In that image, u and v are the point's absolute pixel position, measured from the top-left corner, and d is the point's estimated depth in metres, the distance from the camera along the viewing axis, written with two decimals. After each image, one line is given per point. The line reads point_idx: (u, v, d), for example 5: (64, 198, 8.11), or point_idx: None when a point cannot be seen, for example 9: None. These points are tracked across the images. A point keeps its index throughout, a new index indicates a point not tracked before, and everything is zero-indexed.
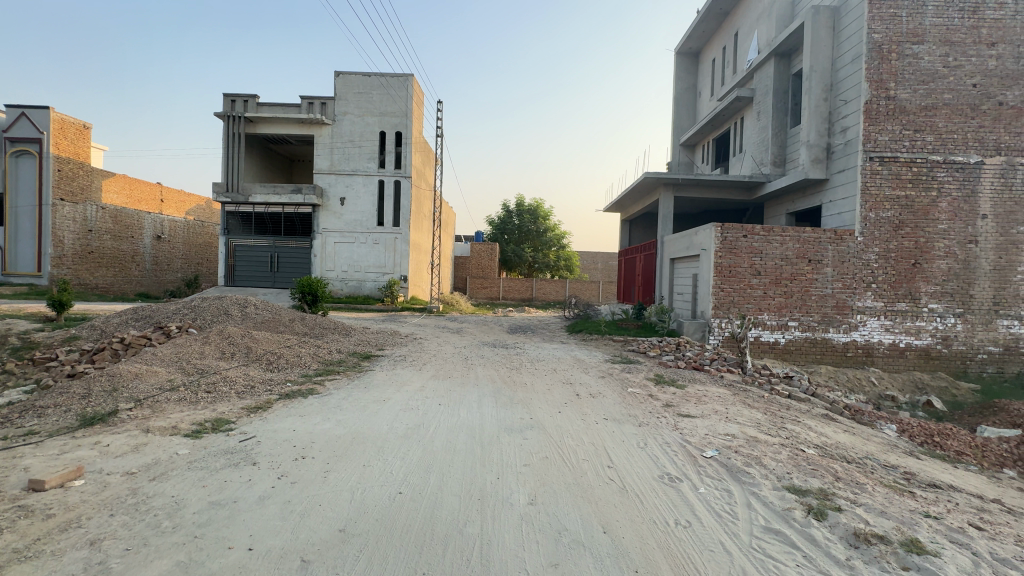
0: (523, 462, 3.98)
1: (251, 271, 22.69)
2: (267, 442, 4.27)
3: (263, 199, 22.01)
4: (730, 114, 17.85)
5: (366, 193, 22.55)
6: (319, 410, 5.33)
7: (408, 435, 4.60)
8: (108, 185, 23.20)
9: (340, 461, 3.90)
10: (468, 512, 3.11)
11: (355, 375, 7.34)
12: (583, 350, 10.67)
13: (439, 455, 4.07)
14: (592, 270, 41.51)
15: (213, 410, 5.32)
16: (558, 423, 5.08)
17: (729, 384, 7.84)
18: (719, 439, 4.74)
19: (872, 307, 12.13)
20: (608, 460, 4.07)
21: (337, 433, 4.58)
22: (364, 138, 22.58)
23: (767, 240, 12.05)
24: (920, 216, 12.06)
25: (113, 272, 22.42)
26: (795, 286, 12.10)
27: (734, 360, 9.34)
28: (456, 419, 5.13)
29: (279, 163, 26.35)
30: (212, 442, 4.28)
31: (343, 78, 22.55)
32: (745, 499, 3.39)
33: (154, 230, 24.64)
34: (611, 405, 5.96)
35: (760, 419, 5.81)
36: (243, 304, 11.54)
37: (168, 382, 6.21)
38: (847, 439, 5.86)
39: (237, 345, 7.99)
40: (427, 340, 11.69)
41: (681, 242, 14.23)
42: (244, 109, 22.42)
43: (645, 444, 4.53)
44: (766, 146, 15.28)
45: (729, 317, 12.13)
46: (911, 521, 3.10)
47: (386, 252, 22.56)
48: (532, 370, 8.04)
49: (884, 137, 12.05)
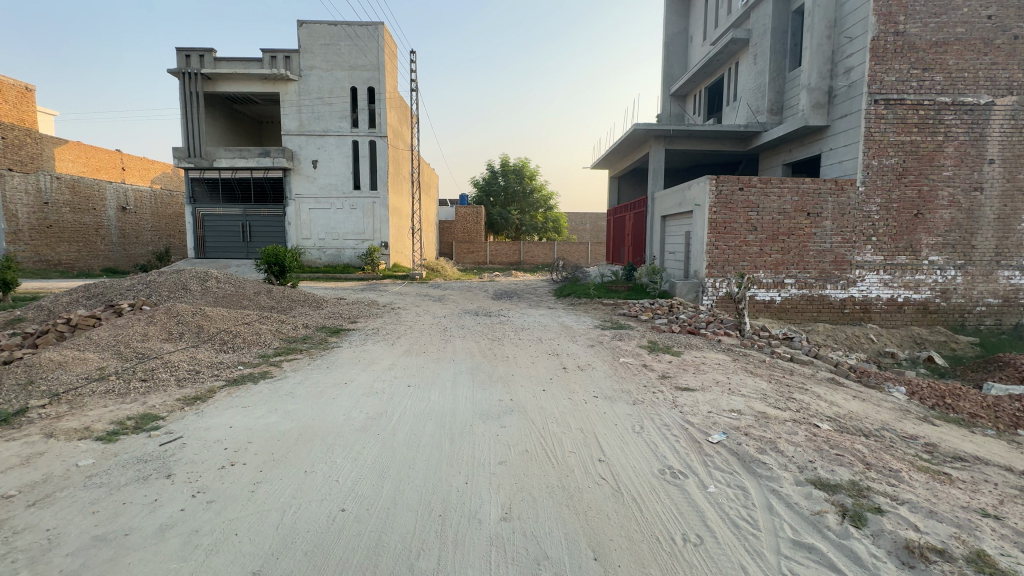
0: (497, 460, 3.33)
1: (222, 241, 21.46)
2: (193, 445, 3.58)
3: (228, 163, 20.63)
4: (725, 59, 16.69)
5: (339, 154, 21.17)
6: (266, 400, 4.61)
7: (365, 428, 3.93)
8: (62, 154, 21.74)
9: (277, 468, 3.23)
10: (425, 536, 2.48)
11: (318, 354, 6.60)
12: (571, 316, 10.02)
13: (400, 454, 3.43)
14: (580, 231, 40.82)
15: (142, 403, 4.60)
16: (542, 405, 4.46)
17: (727, 349, 7.26)
18: (725, 419, 4.14)
19: (872, 262, 11.60)
20: (599, 452, 3.45)
21: (283, 429, 3.89)
22: (333, 94, 20.98)
23: (764, 193, 11.31)
24: (925, 162, 11.36)
25: (77, 246, 21.07)
26: (793, 241, 11.48)
27: (731, 322, 8.76)
28: (425, 405, 4.46)
29: (245, 124, 24.66)
30: (127, 447, 3.58)
31: (308, 28, 20.75)
32: (765, 502, 2.80)
33: (117, 201, 23.07)
34: (601, 379, 5.36)
35: (765, 389, 5.28)
36: (203, 278, 10.59)
37: (98, 371, 5.41)
38: (858, 407, 5.32)
39: (187, 325, 7.15)
40: (405, 310, 10.96)
41: (673, 198, 13.41)
42: (201, 65, 20.62)
43: (641, 428, 3.92)
44: (763, 92, 14.30)
45: (725, 276, 11.53)
46: (970, 525, 2.53)
47: (364, 217, 21.41)
48: (515, 341, 7.36)
49: (891, 77, 11.17)
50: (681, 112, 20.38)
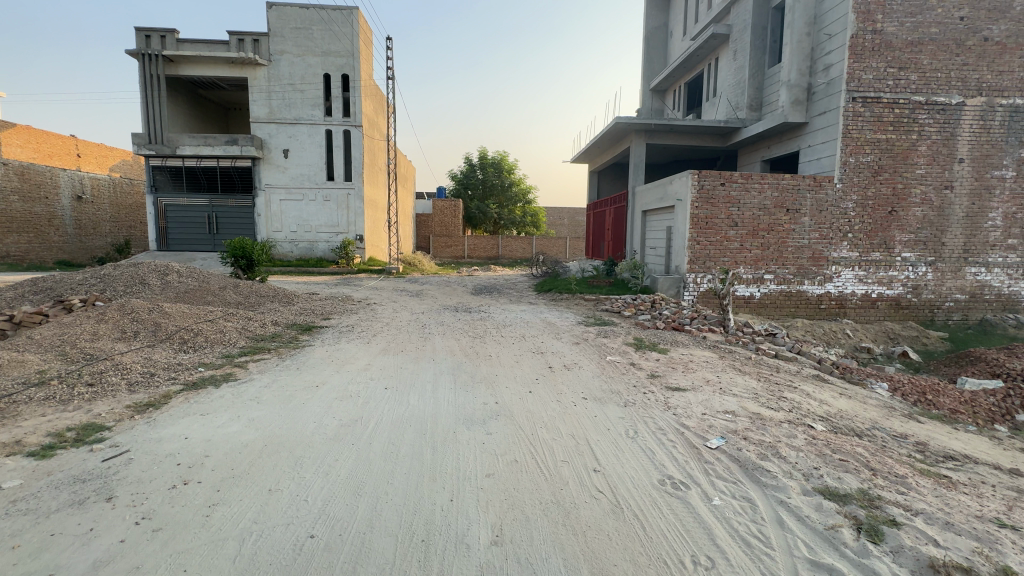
0: (485, 472, 3.06)
1: (187, 233, 20.45)
2: (141, 461, 3.18)
3: (192, 151, 19.61)
4: (705, 54, 16.66)
5: (311, 144, 20.38)
6: (227, 406, 4.21)
7: (338, 437, 3.59)
8: (8, 138, 20.13)
9: (238, 486, 2.89)
10: (406, 567, 2.19)
11: (288, 354, 6.17)
12: (554, 312, 9.80)
13: (377, 467, 3.12)
14: (558, 226, 40.76)
15: (87, 411, 4.13)
16: (529, 408, 4.20)
17: (712, 346, 7.15)
18: (720, 421, 3.96)
19: (848, 258, 11.75)
20: (593, 462, 3.21)
21: (246, 440, 3.52)
22: (305, 80, 20.15)
23: (746, 189, 11.29)
24: (899, 160, 11.54)
25: (28, 237, 19.76)
26: (773, 237, 11.52)
27: (715, 319, 8.69)
28: (403, 410, 4.14)
29: (211, 110, 23.53)
30: (63, 464, 3.15)
31: (278, 10, 19.84)
32: (775, 515, 2.61)
33: (73, 189, 21.62)
34: (589, 379, 5.13)
35: (755, 388, 5.15)
36: (163, 272, 9.93)
37: (37, 375, 4.88)
38: (847, 405, 5.24)
39: (143, 323, 6.61)
40: (381, 306, 10.53)
41: (654, 193, 13.31)
42: (162, 46, 19.49)
43: (635, 433, 3.70)
44: (743, 88, 14.32)
45: (706, 272, 11.49)
46: (990, 539, 2.40)
47: (338, 210, 20.70)
48: (497, 339, 7.08)
49: (869, 75, 11.28)
50: (661, 107, 20.36)
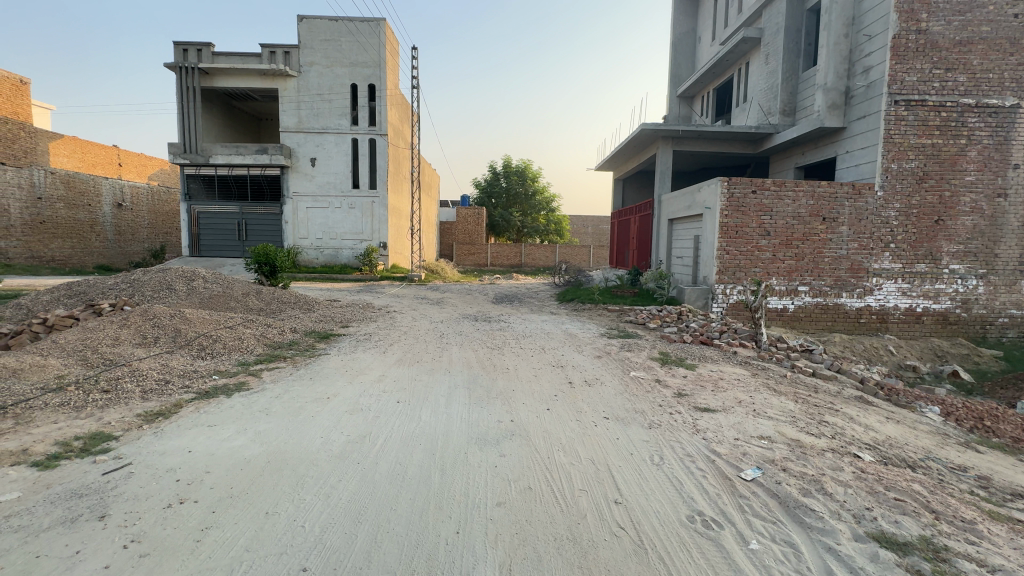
0: (495, 500, 2.82)
1: (218, 239, 20.99)
2: (141, 476, 3.07)
3: (224, 160, 20.16)
4: (735, 59, 16.20)
5: (338, 152, 20.70)
6: (236, 418, 4.10)
7: (344, 455, 3.41)
8: (56, 149, 21.55)
9: (234, 507, 2.73)
10: None
11: (303, 362, 6.09)
12: (575, 323, 9.52)
13: (381, 491, 2.92)
14: (582, 234, 40.39)
15: (98, 419, 4.09)
16: (546, 428, 3.93)
17: (744, 362, 6.73)
18: (755, 448, 3.63)
19: (889, 269, 11.09)
20: (614, 492, 2.93)
21: (250, 455, 3.38)
22: (333, 90, 20.52)
23: (779, 196, 10.80)
24: (946, 166, 10.85)
25: (70, 243, 20.57)
26: (807, 247, 10.97)
27: (746, 333, 8.25)
28: (414, 426, 3.95)
29: (243, 121, 24.25)
30: (63, 476, 3.07)
31: (308, 23, 20.34)
32: (823, 566, 2.29)
33: (114, 197, 22.36)
34: (611, 397, 4.84)
35: (793, 411, 4.76)
36: (190, 277, 10.08)
37: (56, 381, 4.89)
38: (896, 432, 4.78)
39: (164, 329, 6.65)
40: (400, 314, 10.44)
41: (681, 201, 12.90)
42: (199, 59, 20.18)
43: (660, 459, 3.40)
44: (775, 93, 13.82)
45: (736, 283, 11.01)
46: None
47: (363, 217, 20.92)
48: (516, 351, 6.85)
49: (913, 77, 10.68)
50: (688, 113, 19.93)
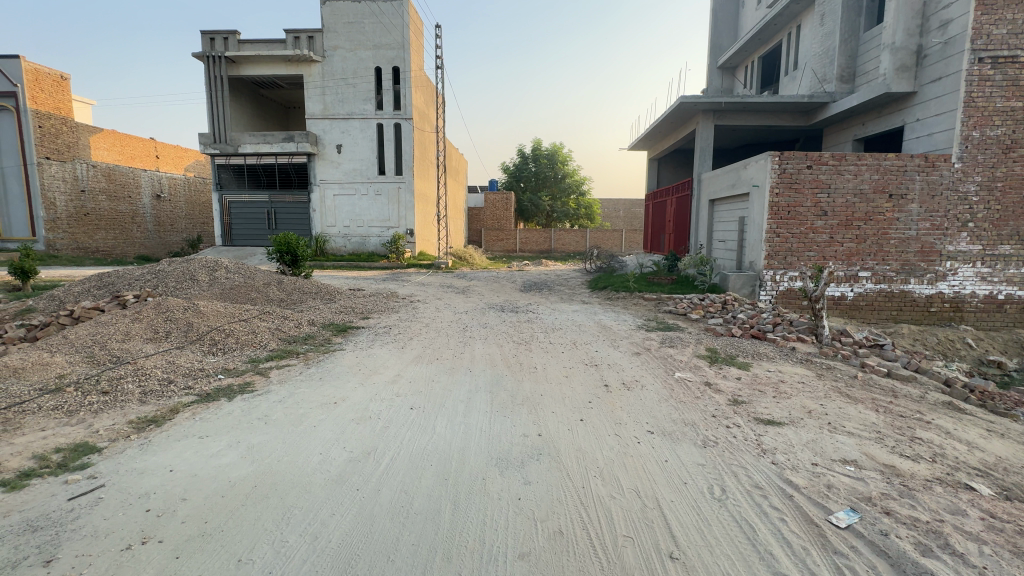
0: (517, 551, 2.26)
1: (248, 228, 21.14)
2: (111, 502, 2.66)
3: (252, 148, 20.12)
4: (784, 22, 14.75)
5: (363, 138, 20.35)
6: (230, 428, 3.66)
7: (342, 478, 2.92)
8: (97, 142, 21.85)
9: (202, 552, 2.26)
10: None
11: (315, 360, 5.65)
12: (609, 314, 8.82)
13: (380, 533, 2.40)
14: (613, 218, 39.19)
15: (87, 426, 3.74)
16: (580, 446, 3.33)
17: (805, 360, 5.90)
18: (843, 478, 2.93)
19: (967, 252, 9.82)
20: (669, 542, 2.32)
21: (236, 477, 2.94)
22: (357, 75, 20.11)
23: (837, 171, 9.68)
24: None
25: (113, 234, 21.12)
26: (870, 227, 9.82)
27: (803, 325, 7.36)
28: (426, 442, 3.41)
29: (271, 109, 24.25)
30: (26, 502, 2.68)
31: (331, 5, 19.88)
32: None
33: (152, 188, 22.81)
34: (655, 404, 4.18)
35: (875, 423, 3.99)
36: (212, 267, 9.87)
37: (55, 381, 4.62)
38: (1008, 451, 3.90)
39: (176, 323, 6.38)
40: (423, 304, 10.03)
41: (724, 179, 11.84)
42: (225, 48, 20.11)
43: (722, 492, 2.74)
44: (832, 57, 12.46)
45: (787, 269, 10.01)
46: None
47: (389, 204, 20.59)
48: (544, 346, 6.28)
49: (1002, 30, 9.24)
50: (730, 85, 18.53)
